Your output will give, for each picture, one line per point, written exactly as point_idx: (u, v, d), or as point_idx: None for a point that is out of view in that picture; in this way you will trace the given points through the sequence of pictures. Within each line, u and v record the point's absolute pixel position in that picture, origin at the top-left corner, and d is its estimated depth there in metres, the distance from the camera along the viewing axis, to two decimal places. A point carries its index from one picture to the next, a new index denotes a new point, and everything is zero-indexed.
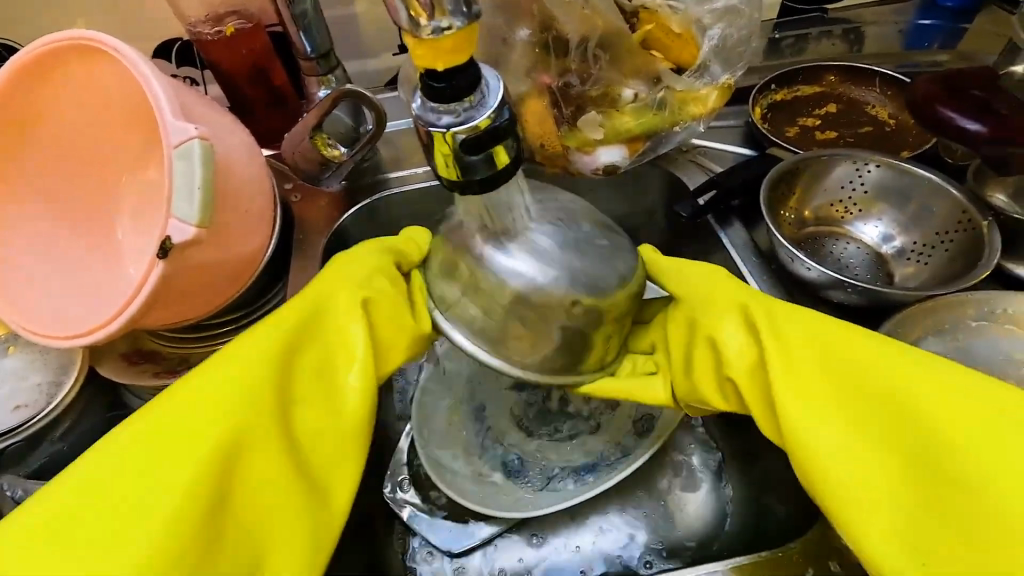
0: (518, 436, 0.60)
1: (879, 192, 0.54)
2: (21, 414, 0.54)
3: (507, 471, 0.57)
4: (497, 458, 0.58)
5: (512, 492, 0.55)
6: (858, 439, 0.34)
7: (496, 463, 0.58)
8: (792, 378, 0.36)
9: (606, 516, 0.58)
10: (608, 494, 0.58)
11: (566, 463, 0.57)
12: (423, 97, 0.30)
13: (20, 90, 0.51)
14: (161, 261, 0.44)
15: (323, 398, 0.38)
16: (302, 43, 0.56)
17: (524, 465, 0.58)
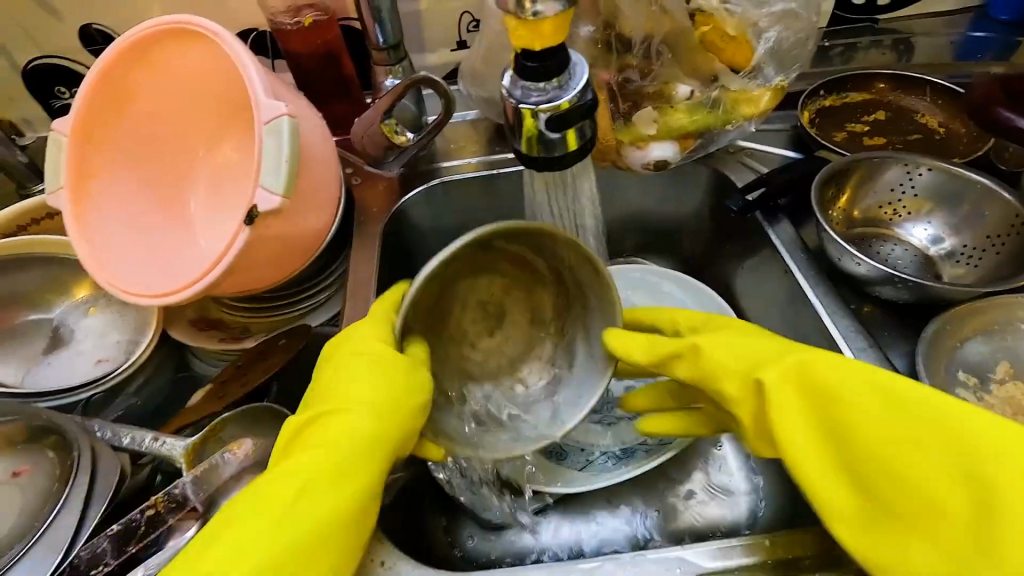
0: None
1: (930, 195, 0.55)
2: (102, 367, 0.59)
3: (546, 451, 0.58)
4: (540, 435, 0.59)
5: (552, 472, 0.56)
6: (920, 461, 0.34)
7: (536, 445, 0.59)
8: (795, 433, 0.39)
9: (643, 499, 0.59)
10: (645, 478, 0.60)
11: (608, 448, 0.58)
12: (515, 76, 0.33)
13: (122, 71, 0.56)
14: (247, 227, 0.48)
15: (339, 424, 0.41)
16: (375, 35, 0.60)
17: (564, 447, 0.58)
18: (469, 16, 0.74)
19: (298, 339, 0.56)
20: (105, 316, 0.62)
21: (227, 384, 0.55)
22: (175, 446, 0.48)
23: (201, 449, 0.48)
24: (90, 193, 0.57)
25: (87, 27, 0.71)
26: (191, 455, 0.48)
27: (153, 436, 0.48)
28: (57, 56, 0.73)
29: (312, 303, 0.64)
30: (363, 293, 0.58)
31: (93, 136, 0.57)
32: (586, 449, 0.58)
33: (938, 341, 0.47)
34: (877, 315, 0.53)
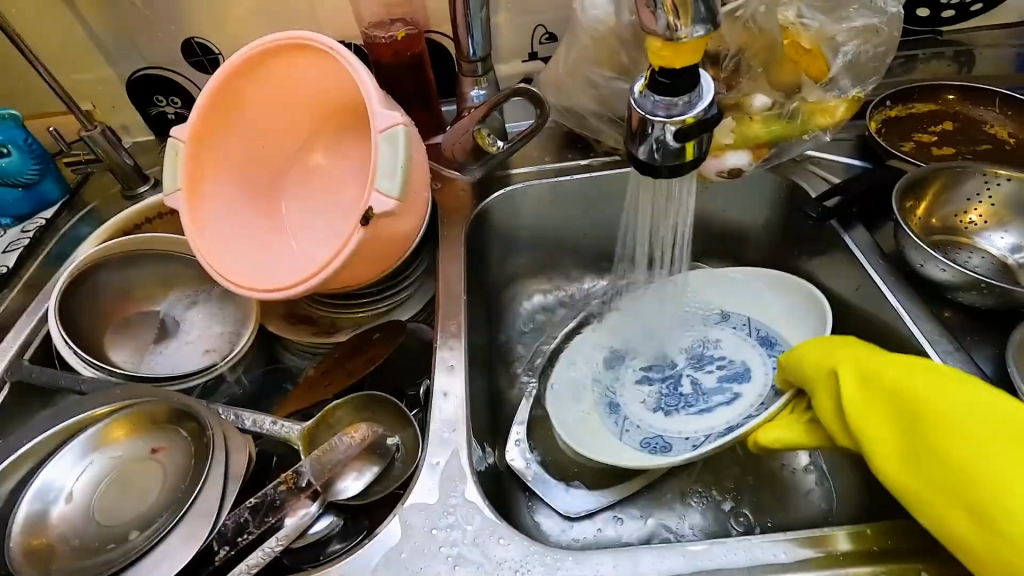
0: (657, 417, 0.62)
1: (1009, 204, 0.57)
2: (211, 357, 0.63)
3: (649, 447, 0.59)
4: (644, 435, 0.61)
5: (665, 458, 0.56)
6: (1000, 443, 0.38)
7: (636, 441, 0.60)
8: (876, 415, 0.43)
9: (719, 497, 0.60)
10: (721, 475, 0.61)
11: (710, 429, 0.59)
12: (647, 91, 0.36)
13: (236, 83, 0.61)
14: (363, 228, 0.52)
15: None
16: (468, 47, 0.64)
17: (666, 438, 0.60)
18: (542, 29, 0.77)
19: (394, 335, 0.59)
20: (208, 310, 0.67)
21: (330, 372, 0.58)
22: (292, 429, 0.51)
23: (314, 434, 0.52)
24: (203, 195, 0.62)
25: (189, 40, 0.76)
26: (306, 439, 0.52)
27: (272, 419, 0.52)
28: (159, 68, 0.78)
29: (399, 299, 0.67)
30: (453, 292, 0.61)
31: (208, 142, 0.62)
32: (692, 438, 0.59)
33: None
34: (957, 320, 0.54)
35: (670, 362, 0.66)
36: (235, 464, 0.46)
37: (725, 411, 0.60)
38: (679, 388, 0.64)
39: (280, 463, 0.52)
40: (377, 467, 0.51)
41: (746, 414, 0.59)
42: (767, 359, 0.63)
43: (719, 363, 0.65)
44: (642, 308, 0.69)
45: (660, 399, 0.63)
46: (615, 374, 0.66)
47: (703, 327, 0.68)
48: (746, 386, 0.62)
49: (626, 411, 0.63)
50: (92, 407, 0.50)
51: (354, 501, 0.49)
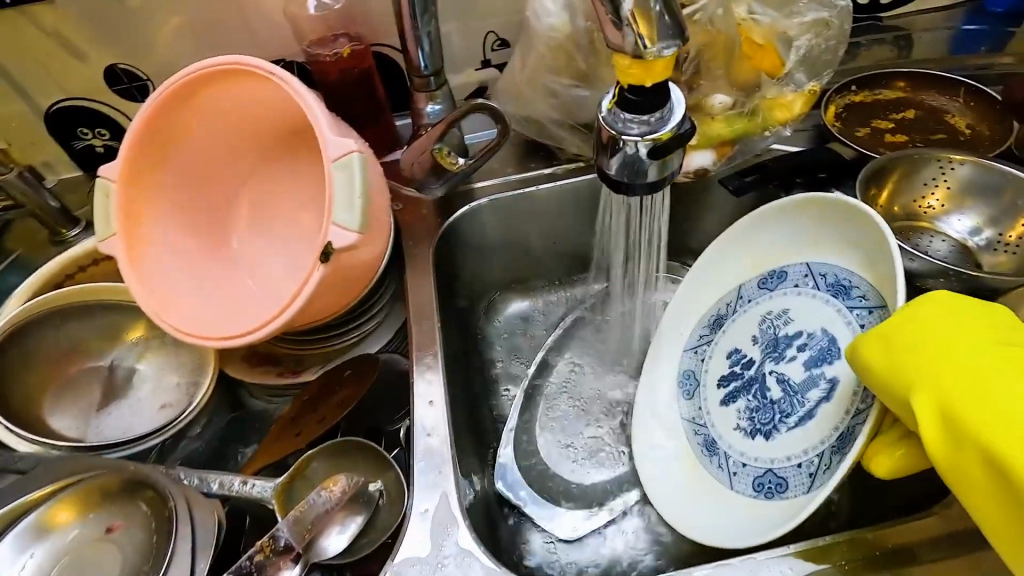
0: (756, 444, 0.54)
1: (965, 188, 0.58)
2: (167, 413, 0.58)
3: (763, 490, 0.52)
4: (750, 472, 0.53)
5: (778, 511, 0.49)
6: None
7: (748, 484, 0.53)
8: (958, 450, 0.37)
9: None
10: None
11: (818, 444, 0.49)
12: (616, 107, 0.35)
13: (167, 112, 0.56)
14: (324, 265, 0.48)
15: None
16: (418, 61, 0.61)
17: (777, 474, 0.51)
18: (493, 36, 0.75)
19: (367, 372, 0.56)
20: (158, 360, 0.62)
21: (298, 418, 0.55)
22: (265, 488, 0.48)
23: (289, 488, 0.48)
24: (142, 239, 0.57)
25: (112, 67, 0.70)
26: (281, 495, 0.48)
27: (241, 479, 0.48)
28: (81, 98, 0.72)
29: (366, 330, 0.63)
30: (426, 319, 0.58)
31: (142, 179, 0.57)
32: (803, 463, 0.50)
33: None
34: None
35: (746, 362, 0.57)
36: (205, 538, 0.42)
37: (827, 411, 0.50)
38: (768, 394, 0.55)
39: (255, 523, 0.49)
40: (361, 518, 0.48)
41: (851, 410, 0.48)
42: (850, 312, 0.51)
43: (799, 343, 0.53)
44: (681, 313, 0.62)
45: (752, 418, 0.55)
46: (696, 405, 0.59)
47: (773, 306, 0.57)
48: (841, 364, 0.50)
49: (724, 446, 0.56)
50: (33, 488, 0.45)
51: (338, 559, 0.46)
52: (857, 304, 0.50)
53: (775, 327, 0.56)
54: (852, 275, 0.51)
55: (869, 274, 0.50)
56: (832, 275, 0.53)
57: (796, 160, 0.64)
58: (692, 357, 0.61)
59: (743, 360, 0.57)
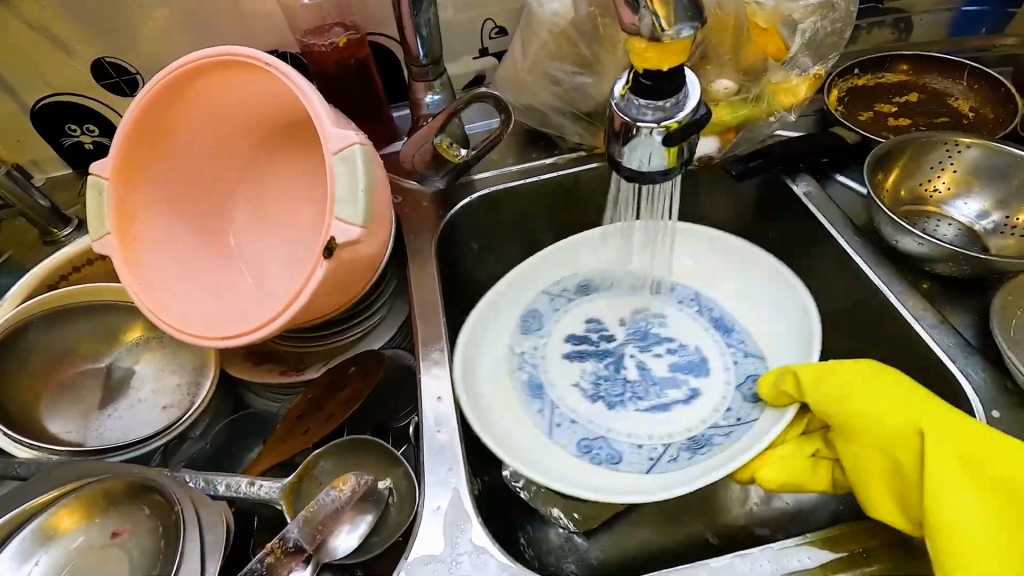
0: (597, 411, 0.56)
1: (973, 170, 0.57)
2: (169, 414, 0.57)
3: (588, 452, 0.54)
4: (573, 432, 0.55)
5: (589, 473, 0.52)
6: None
7: (576, 443, 0.54)
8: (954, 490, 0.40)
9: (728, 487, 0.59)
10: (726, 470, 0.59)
11: (674, 436, 0.54)
12: (630, 94, 0.34)
13: (158, 106, 0.54)
14: (326, 261, 0.47)
15: None
16: (416, 49, 0.59)
17: (608, 445, 0.54)
18: (491, 23, 0.73)
19: (374, 369, 0.55)
20: (157, 361, 0.61)
21: (304, 416, 0.54)
22: (273, 489, 0.47)
23: (298, 488, 0.48)
24: (136, 237, 0.55)
25: (99, 60, 0.68)
26: (289, 495, 0.47)
27: (249, 480, 0.47)
28: (68, 92, 0.69)
29: (368, 326, 0.62)
30: (431, 314, 0.57)
31: (135, 175, 0.55)
32: (648, 446, 0.54)
33: (1005, 313, 0.50)
34: (936, 291, 0.55)
35: (607, 337, 0.60)
36: (215, 542, 0.41)
37: (684, 412, 0.56)
38: (622, 371, 0.58)
39: (262, 524, 0.48)
40: (371, 517, 0.47)
41: (711, 421, 0.55)
42: (728, 349, 0.59)
43: (669, 347, 0.59)
44: (568, 263, 0.63)
45: (597, 385, 0.58)
46: (534, 345, 0.60)
47: (649, 301, 0.62)
48: (702, 381, 0.57)
49: (553, 396, 0.57)
50: (34, 495, 0.44)
51: (349, 559, 0.45)
52: (735, 347, 0.59)
53: (648, 323, 0.61)
54: (732, 324, 0.61)
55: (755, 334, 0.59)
56: (715, 313, 0.62)
57: (800, 145, 0.63)
58: (566, 315, 0.62)
59: (606, 334, 0.60)
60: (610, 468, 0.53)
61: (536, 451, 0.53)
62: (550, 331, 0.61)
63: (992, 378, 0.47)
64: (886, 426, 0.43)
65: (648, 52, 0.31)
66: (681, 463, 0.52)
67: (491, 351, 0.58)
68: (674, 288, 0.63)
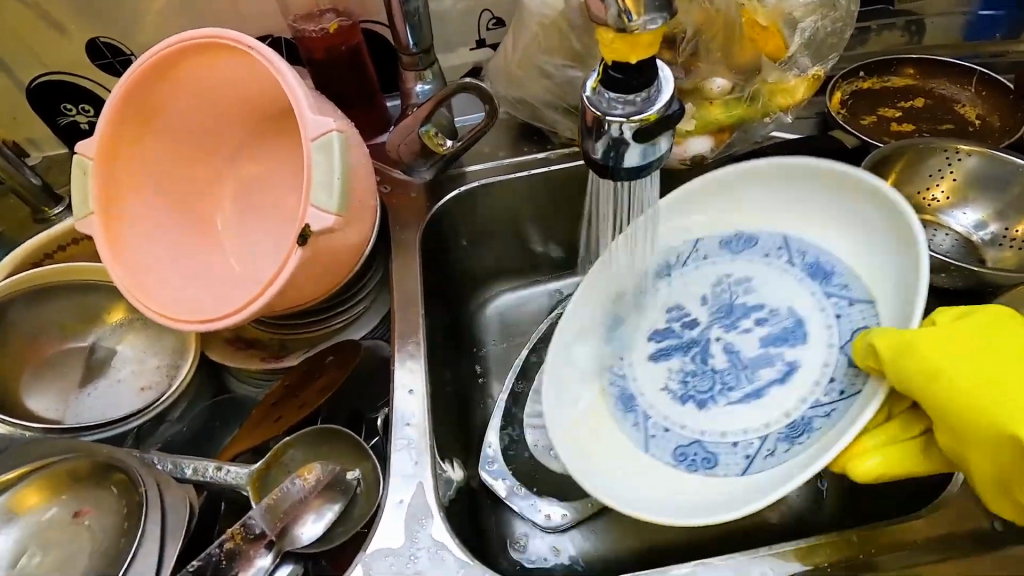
0: (686, 411, 0.53)
1: (972, 179, 0.56)
2: (147, 395, 0.57)
3: (686, 461, 0.50)
4: (663, 434, 0.52)
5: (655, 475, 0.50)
6: None
7: (671, 454, 0.51)
8: None
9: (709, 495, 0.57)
10: None
11: (747, 431, 0.50)
12: (601, 87, 0.33)
13: (145, 87, 0.54)
14: (300, 248, 0.47)
15: None
16: (406, 37, 0.58)
17: (704, 450, 0.50)
18: (488, 14, 0.72)
19: (350, 357, 0.54)
20: (138, 342, 0.61)
21: (279, 404, 0.54)
22: (239, 474, 0.47)
23: (265, 475, 0.48)
24: (121, 217, 0.55)
25: (93, 40, 0.68)
26: (256, 482, 0.47)
27: (216, 465, 0.47)
28: (63, 72, 0.70)
29: (350, 317, 0.62)
30: (410, 306, 0.56)
31: (120, 156, 0.55)
32: (740, 443, 0.50)
33: None
34: (927, 302, 0.54)
35: (687, 320, 0.57)
36: (175, 526, 0.42)
37: (778, 394, 0.52)
38: (709, 362, 0.55)
39: (230, 508, 0.48)
40: (337, 506, 0.46)
41: (802, 402, 0.50)
42: (826, 299, 0.54)
43: (758, 317, 0.55)
44: (627, 249, 0.56)
45: (684, 381, 0.54)
46: (622, 346, 0.56)
47: (744, 275, 0.57)
48: (798, 351, 0.53)
49: (643, 405, 0.54)
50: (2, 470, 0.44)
51: (313, 548, 0.45)
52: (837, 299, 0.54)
53: (732, 293, 0.57)
54: (836, 268, 0.55)
55: (851, 258, 0.54)
56: (810, 258, 0.56)
57: (795, 148, 0.62)
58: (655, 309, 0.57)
59: (687, 321, 0.57)
60: (707, 473, 0.49)
61: (639, 494, 0.48)
62: (626, 329, 0.57)
63: None
64: (997, 389, 0.39)
65: (614, 42, 0.30)
66: (768, 462, 0.48)
67: (561, 373, 0.54)
68: (744, 236, 0.58)
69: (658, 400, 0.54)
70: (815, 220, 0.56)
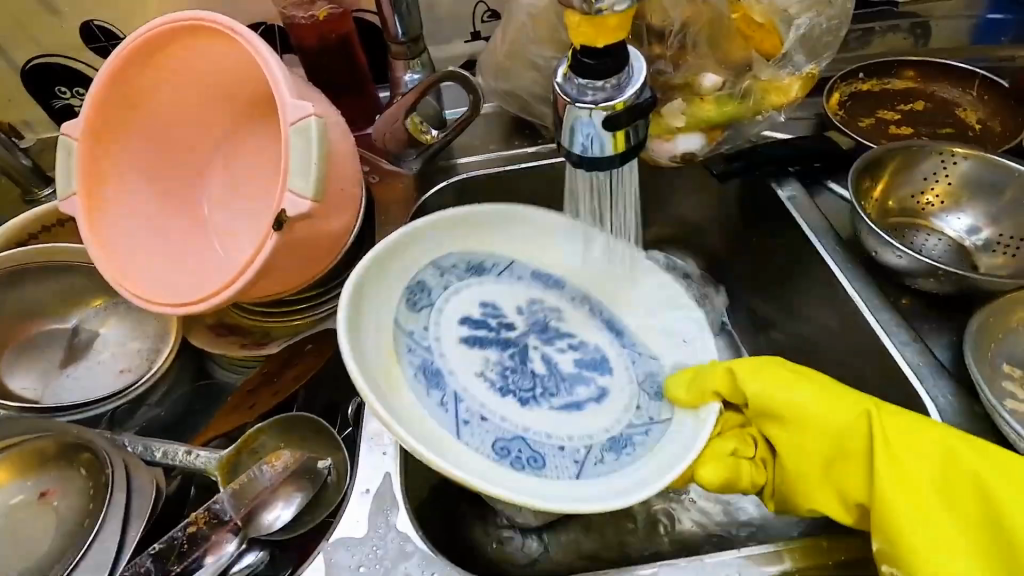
0: (504, 403, 0.48)
1: (966, 183, 0.54)
2: (126, 377, 0.57)
3: (511, 459, 0.44)
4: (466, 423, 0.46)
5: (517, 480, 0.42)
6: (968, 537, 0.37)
7: (487, 445, 0.45)
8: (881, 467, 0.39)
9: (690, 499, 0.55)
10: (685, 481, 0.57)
11: (589, 434, 0.47)
12: (571, 73, 0.32)
13: (133, 69, 0.54)
14: (276, 233, 0.47)
15: None
16: (394, 26, 0.58)
17: (534, 448, 0.46)
18: (483, 6, 0.71)
19: (328, 346, 0.54)
20: (121, 325, 0.61)
21: (255, 393, 0.53)
22: (208, 459, 0.47)
23: (234, 462, 0.47)
24: (106, 199, 0.55)
25: (88, 23, 0.68)
26: (225, 467, 0.47)
27: (186, 449, 0.47)
28: (58, 55, 0.70)
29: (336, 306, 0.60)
30: None
31: (106, 140, 0.55)
32: (568, 447, 0.46)
33: (983, 334, 0.47)
34: (916, 307, 0.52)
35: (500, 317, 0.53)
36: (139, 507, 0.41)
37: (596, 410, 0.49)
38: (529, 363, 0.52)
39: (200, 493, 0.48)
40: (306, 495, 0.46)
41: (625, 421, 0.49)
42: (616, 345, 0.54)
43: (570, 341, 0.53)
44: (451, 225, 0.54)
45: (504, 376, 0.50)
46: (424, 320, 0.50)
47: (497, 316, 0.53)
48: (609, 378, 0.52)
49: (455, 386, 0.48)
50: None
51: (279, 534, 0.45)
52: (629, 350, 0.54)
53: (547, 315, 0.55)
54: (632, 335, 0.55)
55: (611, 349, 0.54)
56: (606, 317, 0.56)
57: (789, 147, 0.60)
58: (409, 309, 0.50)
59: (503, 322, 0.53)
60: (533, 472, 0.44)
61: (475, 465, 0.42)
62: (445, 311, 0.52)
63: (960, 401, 0.45)
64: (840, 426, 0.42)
65: (580, 24, 0.29)
66: (596, 471, 0.45)
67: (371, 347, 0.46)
68: (555, 242, 0.58)
69: (415, 399, 0.45)
70: (627, 282, 0.57)
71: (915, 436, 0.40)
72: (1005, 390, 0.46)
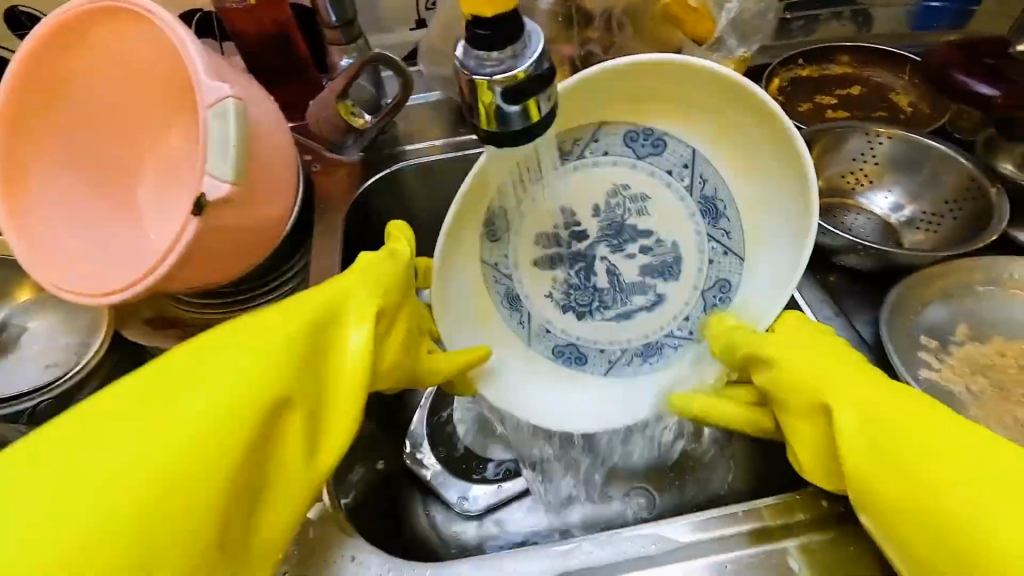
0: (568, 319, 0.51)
1: (889, 162, 0.56)
2: (52, 372, 0.56)
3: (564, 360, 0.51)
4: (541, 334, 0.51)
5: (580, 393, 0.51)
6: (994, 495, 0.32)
7: (547, 349, 0.51)
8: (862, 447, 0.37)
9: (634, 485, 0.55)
10: None
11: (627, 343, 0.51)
12: (468, 45, 0.32)
13: (51, 54, 0.52)
14: (196, 219, 0.45)
15: None
16: (327, 12, 0.57)
17: (580, 349, 0.51)
18: None
19: None
20: (51, 320, 0.60)
21: None
22: None
23: None
24: (26, 188, 0.53)
25: (13, 10, 0.66)
26: None
27: None
28: None
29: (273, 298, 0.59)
30: None
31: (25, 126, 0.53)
32: (607, 350, 0.51)
33: (901, 306, 0.48)
34: (843, 285, 0.54)
35: (580, 232, 0.50)
36: None
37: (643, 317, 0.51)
38: (593, 279, 0.51)
39: None
40: None
41: (669, 326, 0.51)
42: (706, 235, 0.50)
43: (644, 245, 0.50)
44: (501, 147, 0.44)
45: (569, 293, 0.51)
46: (505, 247, 0.49)
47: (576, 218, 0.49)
48: (673, 287, 0.50)
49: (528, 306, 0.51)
50: None
51: None
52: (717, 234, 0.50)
53: (625, 209, 0.50)
54: (728, 213, 0.49)
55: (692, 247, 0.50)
56: (710, 188, 0.49)
57: None
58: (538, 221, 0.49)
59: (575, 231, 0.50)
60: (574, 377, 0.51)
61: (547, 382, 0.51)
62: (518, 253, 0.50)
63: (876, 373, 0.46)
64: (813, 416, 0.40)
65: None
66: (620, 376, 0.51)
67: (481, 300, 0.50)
68: (656, 135, 0.48)
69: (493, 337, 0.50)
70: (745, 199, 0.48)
71: (883, 401, 0.38)
72: (920, 361, 0.47)
